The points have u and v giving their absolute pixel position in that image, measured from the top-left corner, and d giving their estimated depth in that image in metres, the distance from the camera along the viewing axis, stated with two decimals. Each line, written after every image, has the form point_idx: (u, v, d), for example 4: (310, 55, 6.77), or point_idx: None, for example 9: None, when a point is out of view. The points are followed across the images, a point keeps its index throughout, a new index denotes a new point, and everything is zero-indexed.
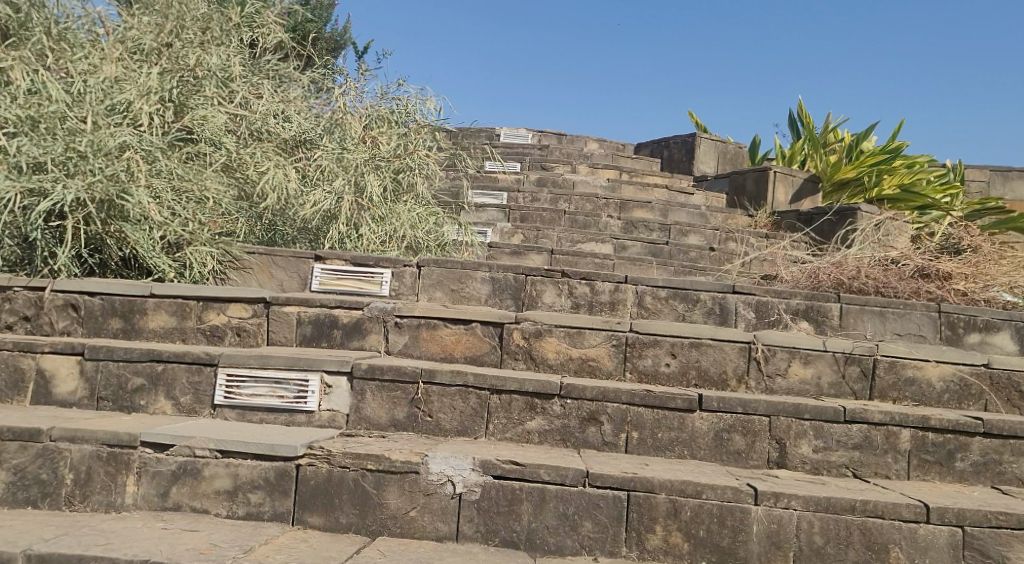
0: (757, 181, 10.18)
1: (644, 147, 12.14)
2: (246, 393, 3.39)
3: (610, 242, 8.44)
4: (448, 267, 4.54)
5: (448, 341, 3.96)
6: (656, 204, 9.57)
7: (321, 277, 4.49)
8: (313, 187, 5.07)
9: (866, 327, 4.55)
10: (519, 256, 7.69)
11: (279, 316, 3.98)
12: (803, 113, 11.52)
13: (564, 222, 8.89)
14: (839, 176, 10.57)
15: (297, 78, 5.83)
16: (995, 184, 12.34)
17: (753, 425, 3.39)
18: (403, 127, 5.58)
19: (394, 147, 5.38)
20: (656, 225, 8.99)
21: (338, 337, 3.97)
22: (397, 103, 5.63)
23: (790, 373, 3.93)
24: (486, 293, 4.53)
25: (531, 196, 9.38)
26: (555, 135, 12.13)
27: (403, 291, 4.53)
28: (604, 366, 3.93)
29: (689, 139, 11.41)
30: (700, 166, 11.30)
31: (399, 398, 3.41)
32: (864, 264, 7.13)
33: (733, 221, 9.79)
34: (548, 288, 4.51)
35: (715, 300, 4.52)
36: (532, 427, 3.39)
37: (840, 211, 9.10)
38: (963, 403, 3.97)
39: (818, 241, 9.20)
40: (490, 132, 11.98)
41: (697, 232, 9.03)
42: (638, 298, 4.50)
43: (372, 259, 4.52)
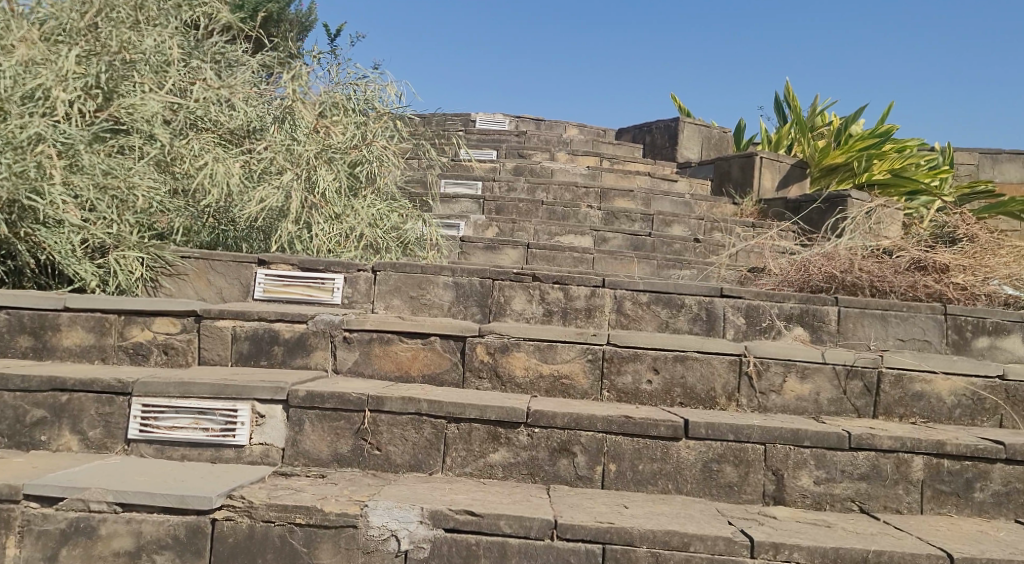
0: (743, 167, 9.77)
1: (626, 132, 11.69)
2: (165, 426, 2.94)
3: (590, 234, 8.02)
4: (408, 271, 4.11)
5: (404, 358, 3.53)
6: (638, 193, 9.16)
7: (265, 284, 4.09)
8: (259, 183, 4.63)
9: (866, 332, 4.16)
10: (494, 251, 7.29)
11: (211, 332, 3.52)
12: (790, 95, 11.12)
13: (542, 213, 8.47)
14: (827, 161, 10.11)
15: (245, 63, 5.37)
16: (984, 167, 11.99)
17: (746, 455, 2.98)
18: (360, 116, 5.15)
19: (350, 137, 4.95)
20: (639, 215, 8.58)
21: (280, 354, 3.52)
22: (354, 89, 5.20)
23: (786, 389, 3.53)
24: (449, 299, 4.11)
25: (507, 185, 8.99)
26: (533, 121, 11.67)
27: (357, 298, 4.11)
28: (578, 385, 3.52)
29: (673, 123, 10.97)
30: (683, 151, 10.85)
31: (343, 429, 2.97)
32: (856, 257, 6.74)
33: (719, 209, 9.39)
34: (517, 294, 4.09)
35: (701, 305, 4.10)
36: (495, 461, 2.97)
37: (829, 198, 8.73)
38: (976, 418, 3.58)
39: (807, 231, 8.81)
40: (466, 118, 11.52)
41: (681, 222, 8.63)
42: (617, 304, 4.09)
43: (322, 264, 4.11)
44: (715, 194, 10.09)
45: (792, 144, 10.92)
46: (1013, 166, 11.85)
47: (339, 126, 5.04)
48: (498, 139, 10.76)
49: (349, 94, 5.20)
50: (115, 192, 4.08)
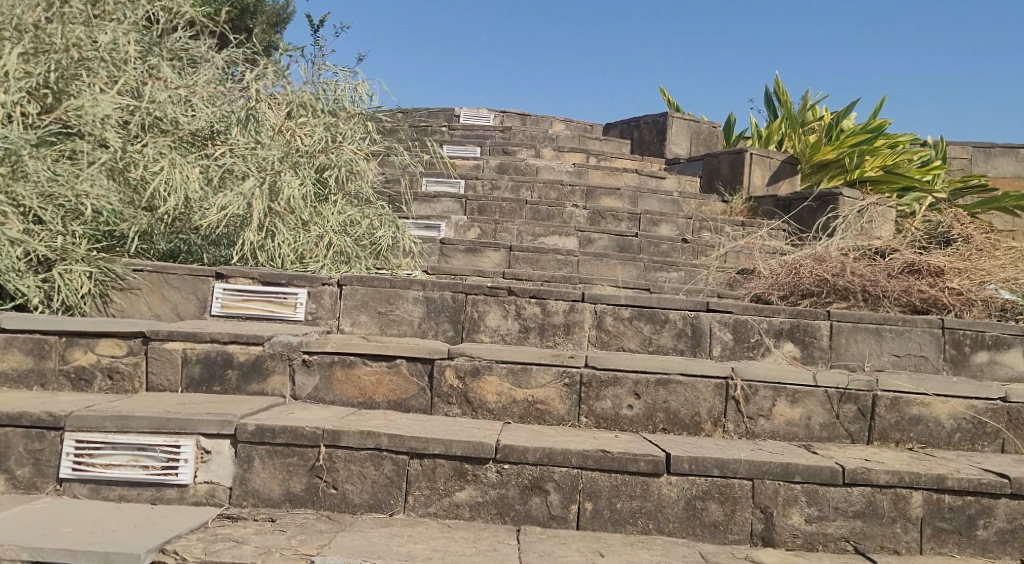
0: (732, 164, 9.54)
1: (614, 127, 11.45)
2: (101, 464, 2.70)
3: (575, 235, 7.79)
4: (375, 285, 3.87)
5: (368, 383, 3.29)
6: (625, 192, 8.93)
7: (223, 299, 3.84)
8: (219, 189, 4.40)
9: (859, 349, 3.94)
10: (476, 254, 7.08)
11: (159, 355, 3.27)
12: (780, 89, 10.90)
13: (526, 213, 8.24)
14: (819, 157, 9.85)
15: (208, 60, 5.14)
16: (977, 161, 11.79)
17: (733, 491, 2.76)
18: (329, 118, 4.92)
19: (318, 141, 4.72)
20: (625, 214, 8.35)
21: (234, 379, 3.28)
22: (322, 89, 4.97)
23: (775, 414, 3.32)
24: (419, 315, 3.87)
25: (491, 183, 8.78)
26: (519, 116, 11.42)
27: (321, 313, 3.87)
28: (554, 411, 3.30)
29: (661, 118, 10.73)
30: (672, 147, 10.59)
31: (296, 466, 2.73)
32: (848, 260, 6.54)
33: (708, 207, 9.17)
34: (492, 309, 3.87)
35: (686, 320, 3.88)
36: (461, 500, 2.74)
37: (820, 197, 8.51)
38: (977, 443, 3.37)
39: (797, 230, 8.61)
40: (450, 113, 11.26)
41: (669, 221, 8.41)
42: (597, 319, 3.87)
43: (284, 278, 3.87)
44: (704, 192, 9.87)
45: (782, 139, 10.63)
46: (1006, 160, 11.64)
47: (306, 128, 4.81)
48: (482, 135, 10.52)
49: (318, 95, 4.97)
50: (61, 201, 3.85)
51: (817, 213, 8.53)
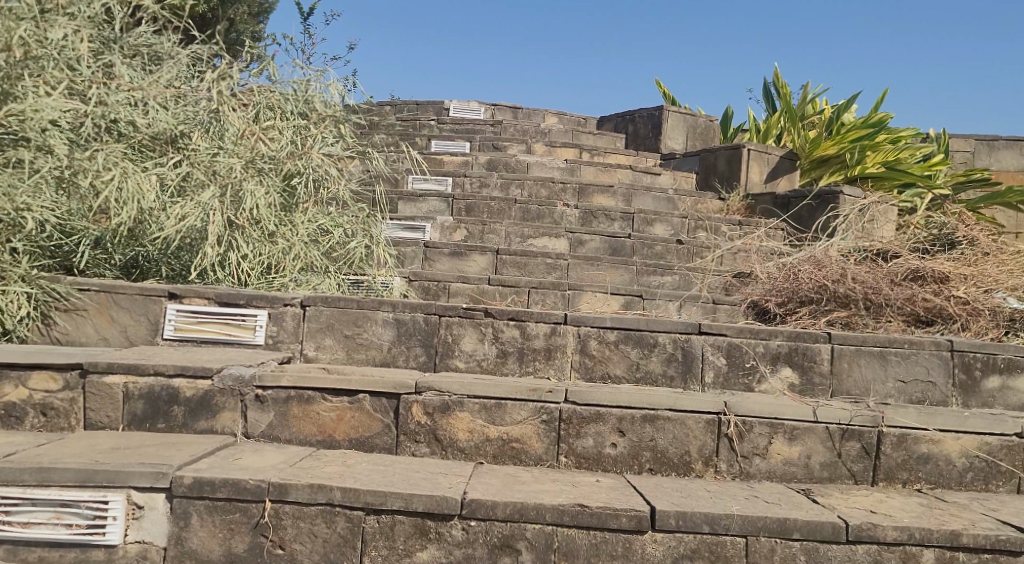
0: (730, 160, 9.23)
1: (608, 120, 11.11)
2: (18, 523, 2.43)
3: (566, 236, 7.50)
4: (341, 306, 3.60)
5: (327, 420, 3.01)
6: (619, 190, 8.64)
7: (176, 321, 3.57)
8: (177, 199, 4.12)
9: (862, 373, 3.66)
10: (461, 257, 6.80)
11: (98, 389, 2.98)
12: (779, 82, 10.58)
13: (515, 213, 7.96)
14: (818, 153, 9.49)
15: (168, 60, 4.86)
16: (980, 154, 11.46)
17: (724, 550, 2.51)
18: (299, 121, 4.64)
19: (285, 145, 4.44)
20: (618, 213, 8.06)
21: (180, 416, 3.00)
22: (291, 91, 4.70)
23: (771, 453, 3.04)
24: (389, 339, 3.59)
25: (480, 181, 8.50)
26: (510, 109, 11.10)
27: (283, 337, 3.59)
28: (531, 450, 3.02)
29: (656, 112, 10.38)
30: (667, 142, 10.25)
31: (238, 523, 2.48)
32: (848, 265, 6.26)
33: (704, 205, 8.87)
34: (467, 332, 3.59)
35: (677, 344, 3.61)
36: (423, 560, 2.48)
37: (821, 195, 8.20)
38: (992, 483, 3.08)
39: (797, 230, 8.32)
40: (439, 106, 10.95)
41: (664, 220, 8.12)
42: (581, 343, 3.59)
43: (243, 298, 3.59)
44: (700, 190, 9.55)
45: (781, 133, 10.18)
46: (1010, 153, 11.30)
47: (273, 132, 4.54)
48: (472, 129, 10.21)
49: (286, 96, 4.69)
50: None
51: (817, 212, 8.23)
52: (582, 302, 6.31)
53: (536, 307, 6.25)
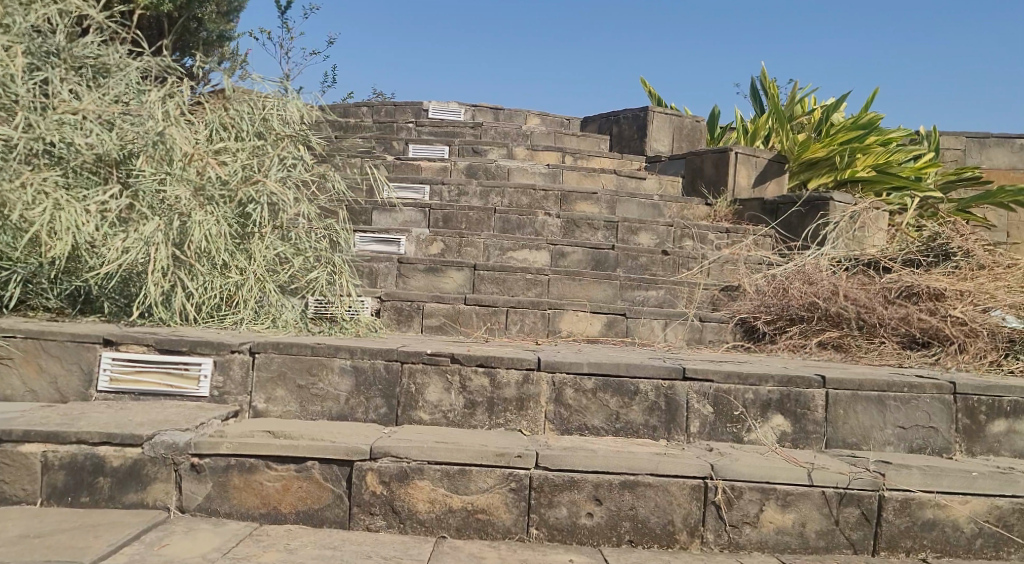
0: (717, 163, 8.93)
1: (591, 121, 10.79)
2: None
3: (547, 249, 7.19)
4: (294, 353, 3.30)
5: (272, 491, 2.72)
6: (602, 196, 8.35)
7: (112, 373, 3.27)
8: (118, 232, 3.83)
9: (859, 421, 3.38)
10: (436, 274, 6.51)
11: (13, 460, 2.67)
12: (766, 81, 10.30)
13: (494, 223, 7.66)
14: (808, 155, 9.17)
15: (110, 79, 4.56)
16: (971, 152, 11.19)
17: None
18: (255, 142, 4.36)
19: (238, 169, 4.16)
20: (601, 222, 7.76)
21: (107, 489, 2.69)
22: (246, 112, 4.44)
23: (763, 521, 2.77)
24: (347, 389, 3.30)
25: (458, 188, 8.19)
26: (491, 110, 10.78)
27: (230, 388, 3.29)
28: (498, 521, 2.74)
29: (641, 113, 10.05)
30: (653, 144, 9.94)
31: None
32: (839, 280, 6.00)
33: (690, 212, 8.58)
34: (432, 380, 3.30)
35: (660, 392, 3.32)
36: None
37: (810, 202, 7.89)
38: (1002, 550, 2.82)
39: (786, 238, 8.05)
40: (417, 107, 10.61)
41: (649, 228, 7.83)
42: (555, 392, 3.31)
43: (185, 345, 3.28)
44: (687, 195, 9.25)
45: (770, 134, 9.85)
46: (1001, 151, 11.03)
47: (226, 155, 4.24)
48: (451, 132, 9.89)
49: (241, 116, 4.42)
50: None
51: (807, 219, 7.95)
52: (563, 322, 6.01)
53: (515, 327, 5.96)
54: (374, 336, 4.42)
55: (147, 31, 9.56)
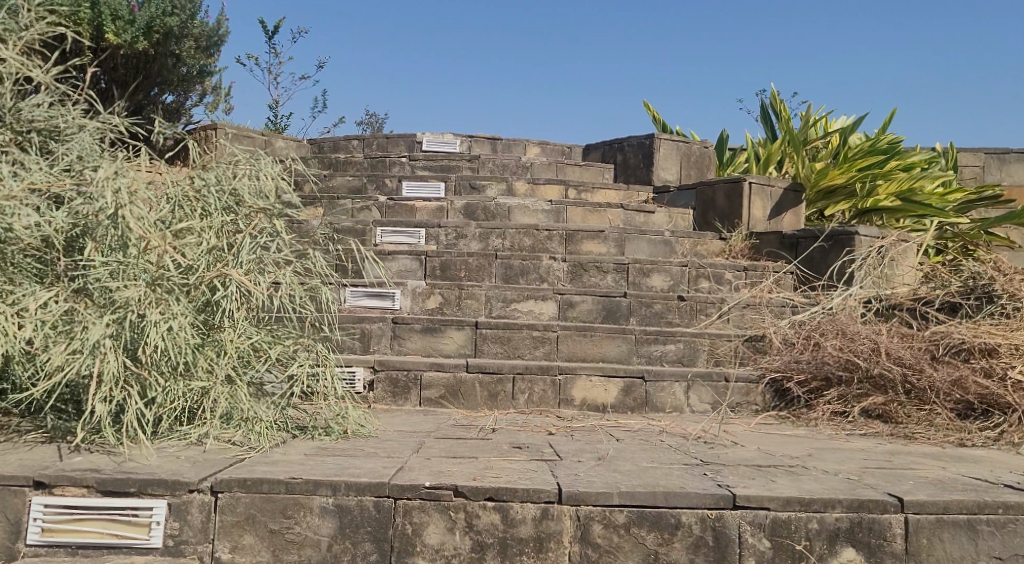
0: (729, 194, 8.37)
1: (594, 148, 10.24)
2: None
3: (554, 299, 6.64)
4: (265, 491, 2.76)
5: None
6: (611, 234, 7.80)
7: (43, 523, 2.71)
8: (61, 337, 3.32)
9: (946, 552, 2.80)
10: (434, 333, 5.97)
11: None
12: (777, 103, 9.75)
13: (496, 269, 7.12)
14: (826, 182, 8.55)
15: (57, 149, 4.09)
16: (991, 168, 10.58)
17: None
18: (223, 217, 3.81)
19: (203, 254, 3.63)
20: (610, 264, 7.21)
21: None
22: (213, 183, 3.89)
23: None
24: (329, 533, 2.74)
25: (456, 231, 7.66)
26: (488, 140, 10.25)
27: (188, 537, 2.75)
28: None
29: (647, 140, 9.48)
30: (661, 173, 9.37)
31: None
32: (876, 334, 5.44)
33: (704, 247, 8.03)
34: (433, 519, 2.75)
35: (707, 526, 2.77)
36: None
37: (833, 236, 7.32)
38: None
39: (809, 276, 7.51)
40: (411, 138, 10.08)
41: (662, 269, 7.28)
42: (581, 529, 2.75)
43: (133, 485, 2.73)
44: (699, 229, 8.68)
45: (783, 159, 9.27)
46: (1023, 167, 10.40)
47: (189, 236, 3.71)
48: (447, 166, 9.35)
49: (208, 187, 3.86)
50: None
51: (830, 255, 7.39)
52: (575, 388, 5.45)
53: (523, 396, 5.40)
54: (364, 435, 3.96)
55: (124, 70, 9.09)
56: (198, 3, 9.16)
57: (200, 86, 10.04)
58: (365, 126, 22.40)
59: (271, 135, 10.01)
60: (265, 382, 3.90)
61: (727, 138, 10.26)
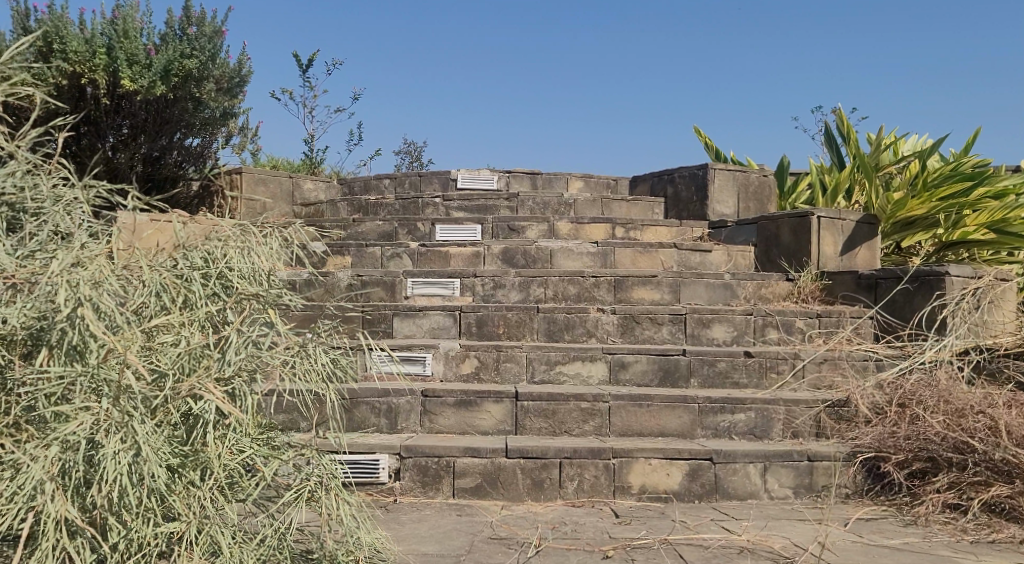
0: (795, 230, 7.55)
1: (642, 180, 9.51)
2: None
3: (604, 359, 5.92)
4: None
5: None
6: (665, 278, 7.04)
7: None
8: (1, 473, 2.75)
9: None
10: (469, 408, 5.29)
11: None
12: (843, 125, 8.89)
13: (539, 324, 6.41)
14: (904, 214, 7.72)
15: (22, 229, 3.56)
16: None
17: None
18: (208, 309, 3.22)
19: (179, 360, 3.04)
20: (666, 315, 6.45)
21: None
22: (195, 268, 3.32)
23: None
24: None
25: (494, 281, 6.99)
26: (527, 175, 9.60)
27: None
28: None
29: (699, 170, 8.71)
30: (716, 206, 8.58)
31: None
32: (990, 405, 4.62)
33: (769, 290, 7.24)
34: None
35: None
36: None
37: (918, 277, 6.43)
38: None
39: (890, 327, 6.62)
40: (445, 176, 9.48)
41: (724, 319, 6.50)
42: None
43: None
44: (762, 268, 7.89)
45: (852, 187, 8.41)
46: None
47: (165, 334, 3.12)
48: (483, 206, 8.72)
49: (191, 273, 3.28)
50: None
51: (914, 298, 6.48)
52: (632, 473, 4.70)
53: (572, 485, 4.67)
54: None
55: (144, 115, 8.59)
56: (218, 44, 8.83)
57: (226, 128, 9.61)
58: (403, 155, 21.98)
59: (298, 175, 9.50)
60: (265, 504, 3.32)
61: (787, 164, 9.43)
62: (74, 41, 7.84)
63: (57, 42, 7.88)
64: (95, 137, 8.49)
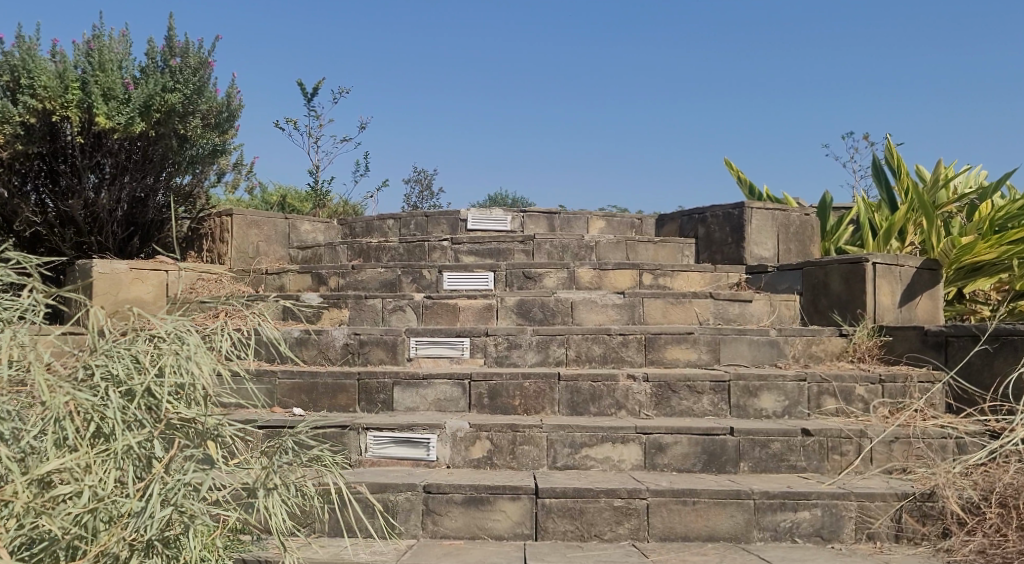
0: (846, 278, 6.67)
1: (669, 219, 8.70)
2: None
3: (637, 440, 5.06)
4: None
5: None
6: (702, 336, 6.18)
7: None
8: None
9: None
10: (480, 507, 4.44)
11: None
12: (892, 158, 8.05)
13: (559, 395, 5.56)
14: (970, 258, 6.86)
15: None
16: None
17: None
18: (126, 446, 2.72)
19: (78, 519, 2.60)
20: (707, 383, 5.59)
21: None
22: (113, 387, 2.79)
23: None
24: None
25: (508, 340, 6.14)
26: (544, 215, 8.78)
27: None
28: None
29: (735, 209, 7.86)
30: (754, 249, 7.75)
31: None
32: None
33: (820, 347, 6.37)
34: None
35: None
36: None
37: (999, 337, 5.50)
38: None
39: (966, 402, 5.68)
40: (454, 217, 8.67)
41: (773, 386, 5.63)
42: None
43: None
44: (809, 320, 7.01)
45: (906, 227, 7.54)
46: None
47: (68, 477, 2.65)
48: (495, 250, 7.91)
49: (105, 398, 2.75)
50: None
51: (993, 361, 5.54)
52: None
53: None
54: None
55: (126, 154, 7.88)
56: (204, 76, 8.12)
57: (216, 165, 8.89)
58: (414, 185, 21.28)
59: (295, 216, 8.71)
60: None
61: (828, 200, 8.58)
62: (45, 74, 7.11)
63: (25, 77, 7.16)
64: (72, 177, 7.77)
